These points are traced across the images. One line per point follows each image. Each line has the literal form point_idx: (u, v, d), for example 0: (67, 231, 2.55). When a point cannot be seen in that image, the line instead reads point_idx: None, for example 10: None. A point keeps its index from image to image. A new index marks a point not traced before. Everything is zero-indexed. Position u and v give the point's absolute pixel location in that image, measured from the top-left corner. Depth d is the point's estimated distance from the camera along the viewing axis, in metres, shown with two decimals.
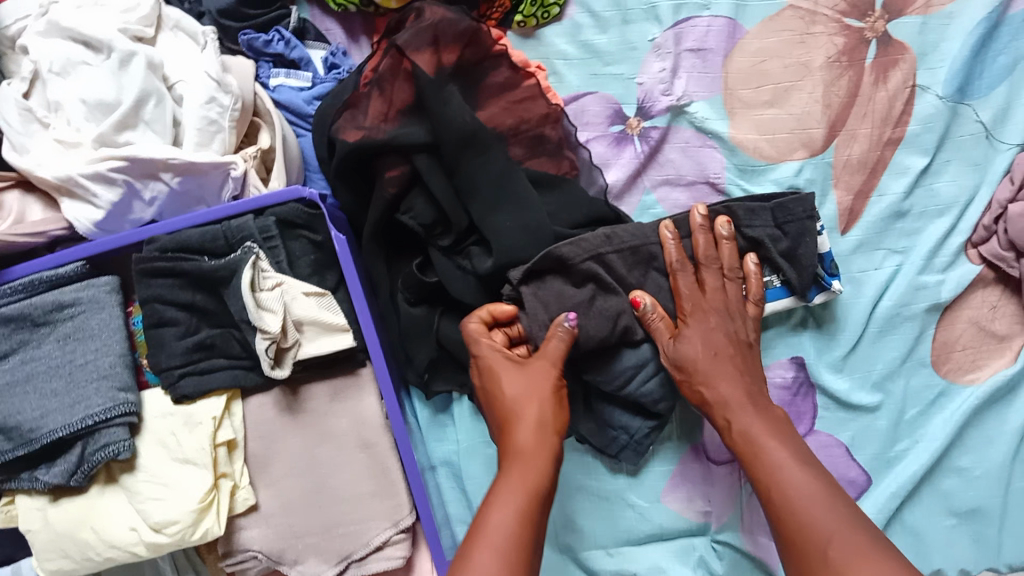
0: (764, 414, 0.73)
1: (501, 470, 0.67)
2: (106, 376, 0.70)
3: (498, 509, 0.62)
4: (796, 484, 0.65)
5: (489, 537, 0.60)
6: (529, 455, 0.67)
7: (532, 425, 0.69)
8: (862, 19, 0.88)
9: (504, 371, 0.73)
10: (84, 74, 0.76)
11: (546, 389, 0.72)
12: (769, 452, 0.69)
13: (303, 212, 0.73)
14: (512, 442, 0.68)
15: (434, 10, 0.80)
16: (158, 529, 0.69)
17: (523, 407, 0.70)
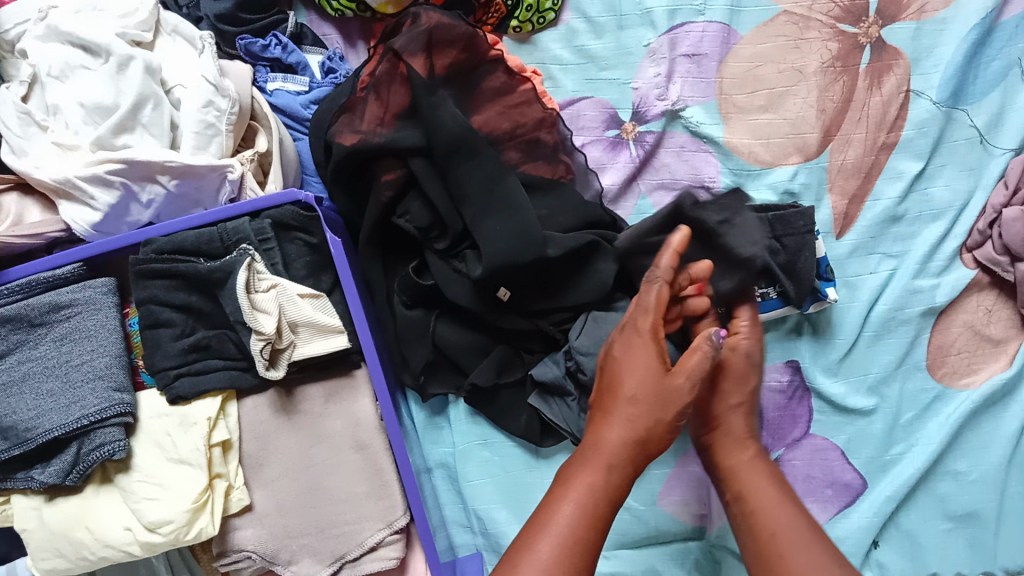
0: (754, 461, 0.70)
1: (578, 461, 0.62)
2: (101, 377, 0.71)
3: (565, 505, 0.59)
4: (776, 516, 0.63)
5: (556, 526, 0.57)
6: (613, 455, 0.62)
7: (634, 429, 0.63)
8: (856, 24, 0.88)
9: (639, 360, 0.64)
10: (83, 78, 0.77)
11: (667, 398, 0.63)
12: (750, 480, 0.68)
13: (299, 214, 0.74)
14: (605, 439, 0.62)
15: (431, 16, 0.81)
16: (153, 529, 0.69)
17: (633, 409, 0.63)
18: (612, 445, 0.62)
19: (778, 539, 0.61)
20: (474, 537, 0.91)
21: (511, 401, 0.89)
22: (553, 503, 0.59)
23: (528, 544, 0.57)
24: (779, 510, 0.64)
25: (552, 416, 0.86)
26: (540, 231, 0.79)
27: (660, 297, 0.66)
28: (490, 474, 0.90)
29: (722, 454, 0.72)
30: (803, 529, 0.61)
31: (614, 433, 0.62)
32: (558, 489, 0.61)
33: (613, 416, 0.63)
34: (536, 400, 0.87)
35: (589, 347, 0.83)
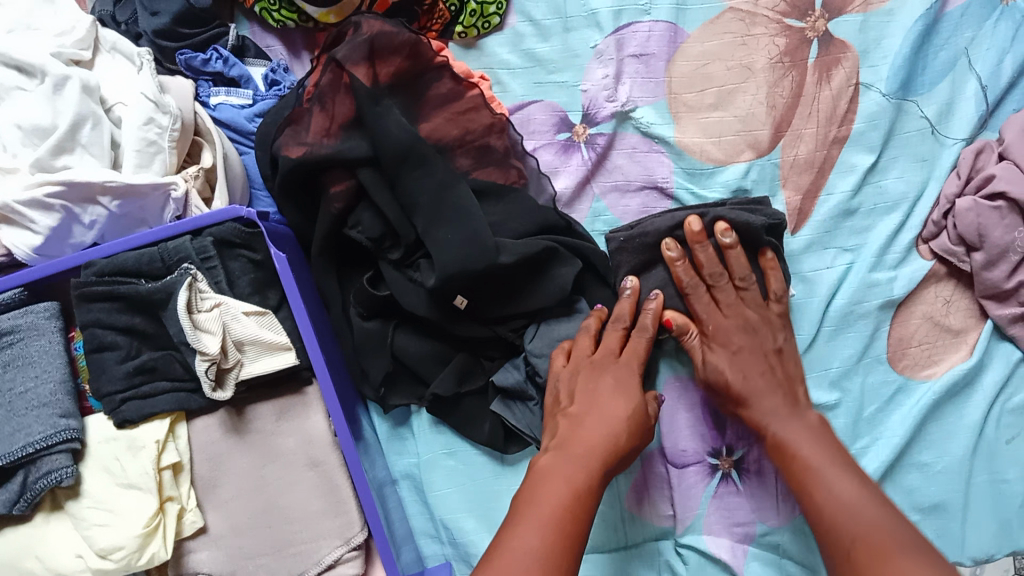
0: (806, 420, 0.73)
1: (556, 456, 0.68)
2: (46, 404, 0.69)
3: (552, 493, 0.63)
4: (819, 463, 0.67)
5: (544, 503, 0.61)
6: (595, 451, 0.67)
7: (612, 438, 0.69)
8: (802, 19, 0.88)
9: (621, 383, 0.75)
10: (19, 99, 0.76)
11: (636, 420, 0.72)
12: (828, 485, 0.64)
13: (240, 231, 0.72)
14: (583, 440, 0.69)
15: (372, 24, 0.80)
16: (104, 555, 0.68)
17: (608, 418, 0.71)
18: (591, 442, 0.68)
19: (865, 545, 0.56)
20: (442, 548, 0.89)
21: (473, 409, 0.88)
22: (541, 494, 0.63)
23: (518, 517, 0.61)
24: (863, 518, 0.59)
25: (514, 421, 0.86)
26: (491, 238, 0.78)
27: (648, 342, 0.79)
28: (456, 483, 0.89)
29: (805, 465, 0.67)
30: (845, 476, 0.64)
31: (592, 436, 0.69)
32: (541, 478, 0.65)
33: (589, 423, 0.71)
34: (498, 407, 0.87)
35: (543, 349, 0.84)
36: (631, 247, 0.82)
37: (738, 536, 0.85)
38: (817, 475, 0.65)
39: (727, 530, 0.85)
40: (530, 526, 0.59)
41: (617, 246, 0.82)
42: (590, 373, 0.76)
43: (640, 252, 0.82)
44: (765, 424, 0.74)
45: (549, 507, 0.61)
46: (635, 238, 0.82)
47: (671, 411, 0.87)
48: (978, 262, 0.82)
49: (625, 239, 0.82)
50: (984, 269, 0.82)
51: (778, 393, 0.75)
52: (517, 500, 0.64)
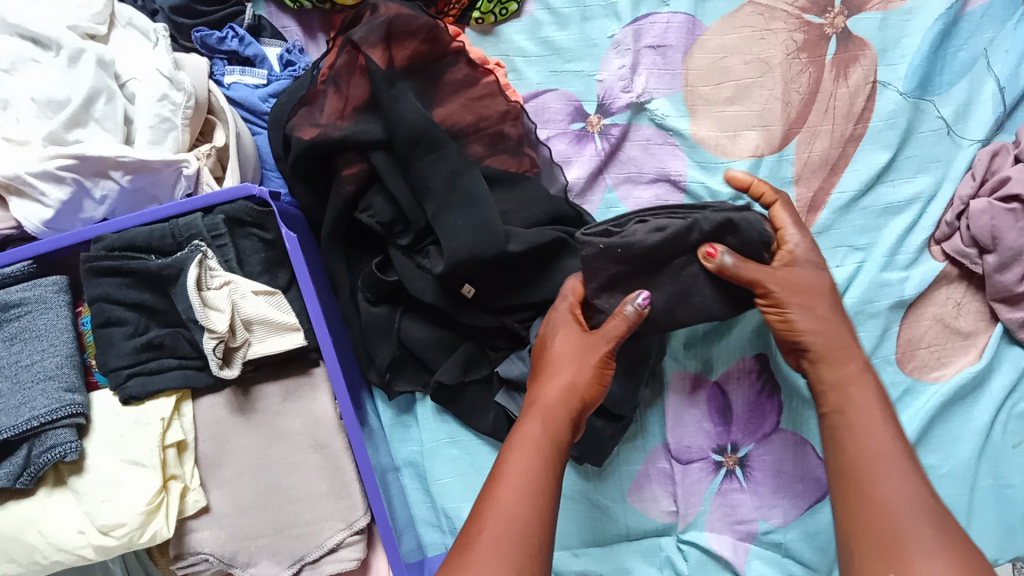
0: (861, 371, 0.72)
1: (526, 417, 0.70)
2: (52, 377, 0.69)
3: (511, 469, 0.65)
4: (875, 435, 0.67)
5: (504, 482, 0.64)
6: (548, 407, 0.70)
7: (562, 385, 0.71)
8: (821, 15, 0.87)
9: (564, 325, 0.74)
10: (33, 72, 0.76)
11: (584, 351, 0.72)
12: (878, 449, 0.66)
13: (253, 210, 0.73)
14: (542, 398, 0.71)
15: (390, 8, 0.79)
16: (105, 531, 0.68)
17: (559, 367, 0.72)
18: (552, 401, 0.70)
19: (908, 526, 0.61)
20: (443, 537, 0.89)
21: (477, 399, 0.88)
22: (509, 460, 0.66)
23: (488, 496, 0.64)
24: (908, 494, 0.63)
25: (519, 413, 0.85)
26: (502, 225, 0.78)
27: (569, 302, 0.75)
28: (459, 472, 0.89)
29: (855, 422, 0.69)
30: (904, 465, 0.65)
31: (553, 392, 0.70)
32: (512, 440, 0.68)
33: (549, 376, 0.72)
34: (503, 397, 0.86)
35: None
36: (610, 256, 0.71)
37: (740, 534, 0.84)
38: (875, 456, 0.66)
39: (730, 527, 0.84)
40: (505, 507, 0.62)
41: (595, 254, 0.71)
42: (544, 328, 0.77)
43: (621, 263, 0.71)
44: (832, 375, 0.72)
45: (510, 490, 0.63)
46: (617, 247, 0.70)
47: (676, 406, 0.86)
48: (990, 265, 0.82)
49: (606, 247, 0.70)
50: (996, 272, 0.82)
51: (854, 350, 0.73)
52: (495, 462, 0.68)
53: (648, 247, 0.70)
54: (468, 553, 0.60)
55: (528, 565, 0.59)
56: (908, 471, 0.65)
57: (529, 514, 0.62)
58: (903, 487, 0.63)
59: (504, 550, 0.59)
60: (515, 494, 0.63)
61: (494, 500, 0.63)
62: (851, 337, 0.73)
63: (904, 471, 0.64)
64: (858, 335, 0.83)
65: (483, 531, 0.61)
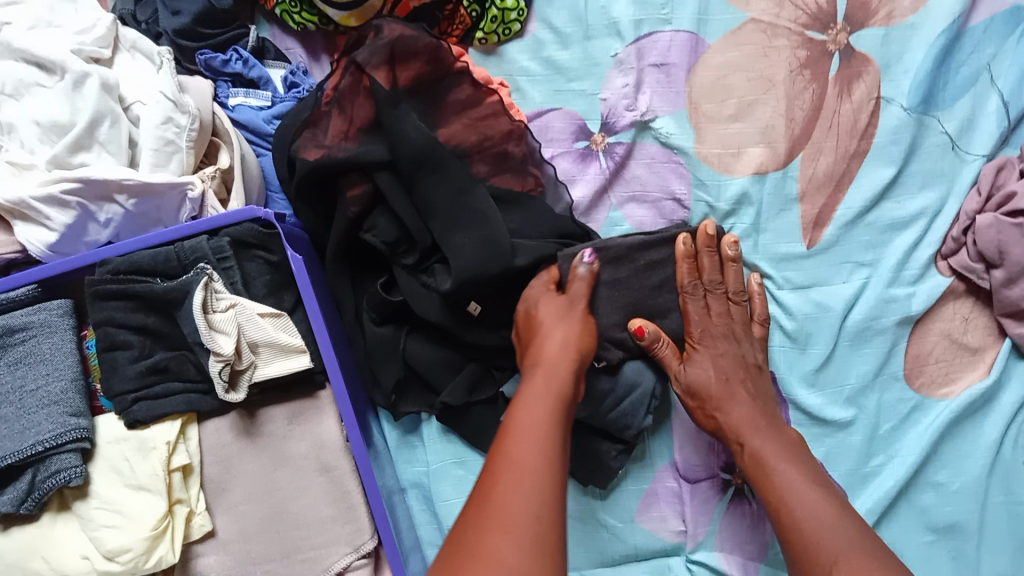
0: (756, 412, 0.76)
1: (529, 377, 0.71)
2: (57, 402, 0.69)
3: (524, 417, 0.64)
4: (775, 463, 0.70)
5: (515, 431, 0.63)
6: (552, 365, 0.71)
7: (558, 343, 0.73)
8: (824, 31, 0.88)
9: (537, 297, 0.79)
10: (39, 96, 0.75)
11: (565, 314, 0.77)
12: (781, 475, 0.69)
13: (257, 231, 0.72)
14: (543, 358, 0.72)
15: (394, 28, 0.80)
16: (110, 557, 0.67)
17: (552, 327, 0.75)
18: (552, 356, 0.72)
19: (811, 530, 0.63)
20: None
21: (485, 421, 0.87)
22: (520, 412, 0.65)
23: (498, 448, 0.62)
24: (818, 511, 0.64)
25: None
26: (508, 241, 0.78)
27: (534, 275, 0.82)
28: (465, 493, 0.88)
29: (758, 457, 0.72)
30: (807, 488, 0.67)
31: (552, 348, 0.73)
32: (519, 396, 0.68)
33: (543, 337, 0.74)
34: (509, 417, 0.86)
35: None
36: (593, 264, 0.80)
37: (750, 554, 0.83)
38: (791, 493, 0.67)
39: (739, 547, 0.84)
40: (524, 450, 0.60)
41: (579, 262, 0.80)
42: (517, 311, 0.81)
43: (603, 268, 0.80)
44: (743, 433, 0.74)
45: (523, 436, 0.62)
46: (600, 253, 0.80)
47: (683, 426, 0.86)
48: (997, 280, 0.82)
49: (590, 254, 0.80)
50: (1003, 287, 0.81)
51: (751, 400, 0.77)
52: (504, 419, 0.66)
53: (626, 249, 0.80)
54: (488, 496, 0.57)
55: (551, 500, 0.57)
56: (817, 490, 0.67)
57: (547, 459, 0.60)
58: (810, 494, 0.66)
59: (529, 492, 0.56)
60: (529, 440, 0.61)
61: (505, 450, 0.61)
62: (750, 389, 0.78)
63: (804, 484, 0.67)
64: (855, 351, 0.84)
65: (500, 480, 0.58)
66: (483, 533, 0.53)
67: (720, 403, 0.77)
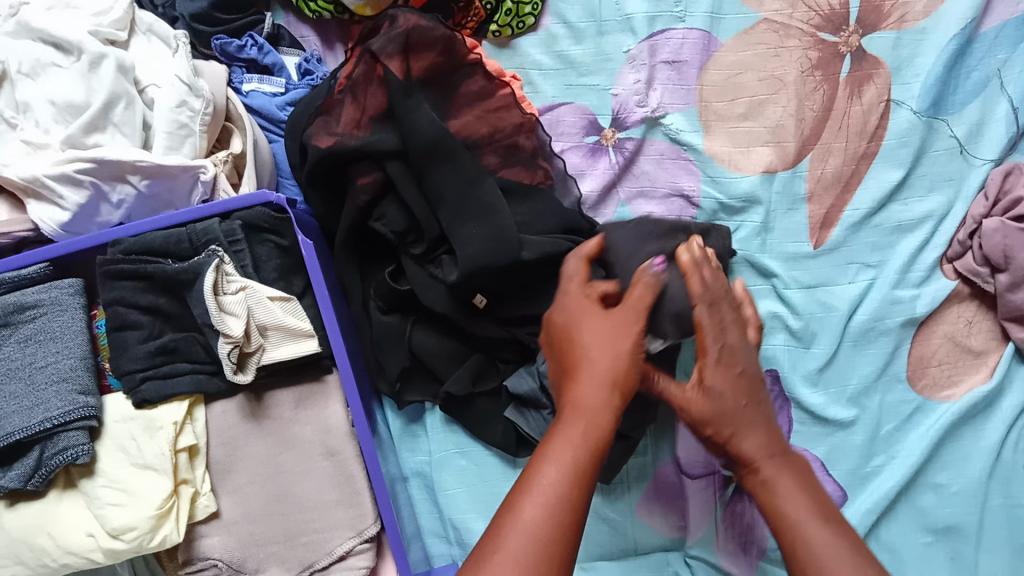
0: (781, 455, 0.57)
1: (559, 424, 0.55)
2: (67, 379, 0.69)
3: (545, 475, 0.52)
4: (813, 533, 0.52)
5: (532, 493, 0.51)
6: (591, 412, 0.55)
7: (602, 376, 0.56)
8: (835, 33, 0.88)
9: (584, 310, 0.61)
10: (54, 76, 0.76)
11: (619, 338, 0.58)
12: (795, 505, 0.54)
13: (269, 216, 0.73)
14: (581, 397, 0.56)
15: (409, 18, 0.80)
16: (115, 535, 0.68)
17: (597, 355, 0.57)
18: (591, 399, 0.55)
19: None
20: (450, 548, 0.89)
21: (486, 412, 0.88)
22: (535, 472, 0.52)
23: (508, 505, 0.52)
24: None
25: (528, 429, 0.85)
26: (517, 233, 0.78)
27: (580, 261, 0.68)
28: (467, 484, 0.89)
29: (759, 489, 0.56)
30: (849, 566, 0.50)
31: (589, 395, 0.56)
32: (542, 447, 0.54)
33: (583, 375, 0.57)
34: (512, 412, 0.86)
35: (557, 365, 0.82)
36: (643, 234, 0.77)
37: (750, 551, 0.83)
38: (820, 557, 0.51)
39: (739, 543, 0.83)
40: (537, 514, 0.50)
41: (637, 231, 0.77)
42: (553, 317, 0.64)
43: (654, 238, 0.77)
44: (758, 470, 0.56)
45: (539, 495, 0.51)
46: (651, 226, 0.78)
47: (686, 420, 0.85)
48: (1002, 284, 0.82)
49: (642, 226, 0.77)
50: (1008, 291, 0.82)
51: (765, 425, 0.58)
52: (520, 477, 0.53)
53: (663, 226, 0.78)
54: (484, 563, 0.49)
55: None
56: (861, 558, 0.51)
57: (563, 517, 0.50)
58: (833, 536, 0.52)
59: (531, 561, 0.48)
60: (545, 504, 0.50)
61: (514, 509, 0.51)
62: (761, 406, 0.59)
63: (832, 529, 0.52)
64: (857, 352, 0.85)
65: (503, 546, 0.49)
66: None
67: (737, 432, 0.57)
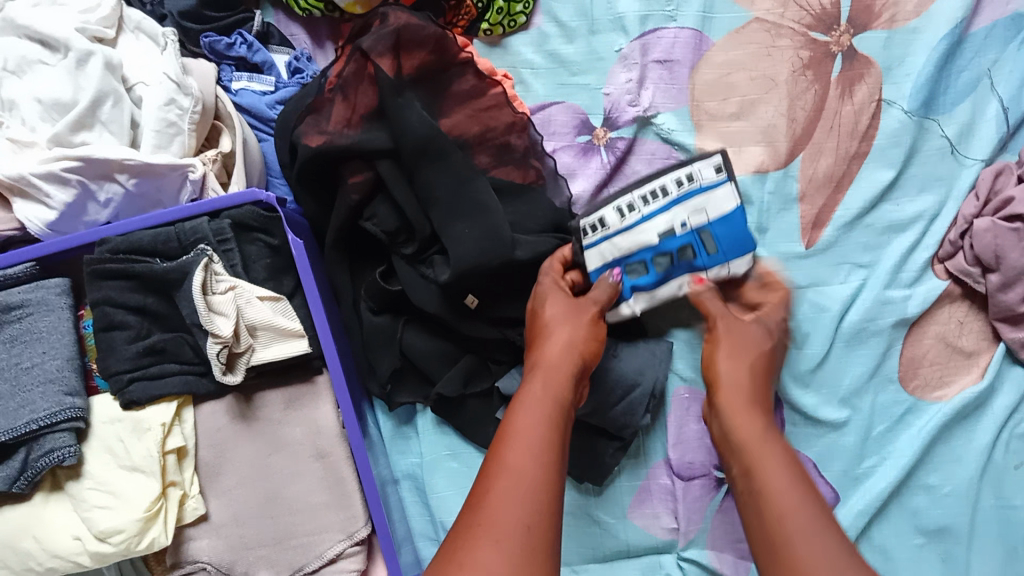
0: (777, 442, 0.60)
1: (527, 378, 0.66)
2: (53, 380, 0.68)
3: (525, 423, 0.59)
4: (786, 498, 0.54)
5: (515, 440, 0.58)
6: (558, 365, 0.66)
7: (565, 344, 0.69)
8: (826, 33, 0.88)
9: (554, 294, 0.74)
10: (40, 74, 0.75)
11: (574, 312, 0.72)
12: (749, 436, 0.61)
13: (259, 215, 0.72)
14: (548, 357, 0.67)
15: (399, 16, 0.80)
16: (102, 538, 0.67)
17: (558, 325, 0.70)
18: (555, 358, 0.67)
19: (784, 515, 0.53)
20: None
21: (478, 412, 0.87)
22: (516, 417, 0.60)
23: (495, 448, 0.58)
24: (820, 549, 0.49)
25: None
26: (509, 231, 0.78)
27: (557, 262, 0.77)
28: (458, 486, 0.88)
29: (734, 428, 0.62)
30: (817, 525, 0.51)
31: (554, 349, 0.68)
32: (517, 400, 0.62)
33: (547, 337, 0.70)
34: (504, 413, 0.86)
35: None
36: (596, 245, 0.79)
37: (742, 552, 0.83)
38: (790, 534, 0.51)
39: (731, 544, 0.84)
40: (517, 462, 0.55)
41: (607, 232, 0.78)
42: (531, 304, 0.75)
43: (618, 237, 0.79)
44: (730, 436, 0.63)
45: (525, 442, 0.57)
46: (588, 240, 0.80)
47: (679, 420, 0.86)
48: (993, 285, 0.82)
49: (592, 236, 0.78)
50: (999, 291, 0.82)
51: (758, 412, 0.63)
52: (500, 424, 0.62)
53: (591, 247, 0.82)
54: (479, 504, 0.53)
55: (546, 515, 0.52)
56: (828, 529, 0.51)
57: (539, 469, 0.55)
58: (782, 472, 0.56)
59: (518, 504, 0.52)
60: (525, 451, 0.56)
61: (502, 457, 0.56)
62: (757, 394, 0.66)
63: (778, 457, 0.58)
64: (849, 352, 0.85)
65: (491, 488, 0.54)
66: (472, 540, 0.50)
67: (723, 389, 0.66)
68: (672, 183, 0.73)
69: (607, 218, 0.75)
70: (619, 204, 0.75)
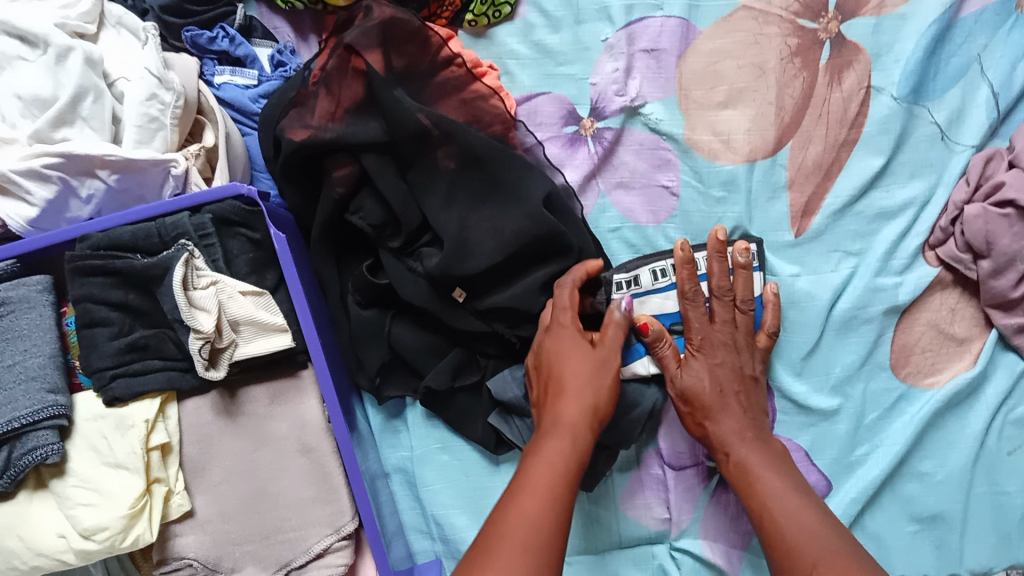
0: (770, 455, 0.72)
1: (543, 434, 0.67)
2: (34, 377, 0.68)
3: (538, 481, 0.61)
4: (782, 502, 0.66)
5: (527, 494, 0.60)
6: (573, 425, 0.67)
7: (584, 400, 0.69)
8: (815, 20, 0.87)
9: (568, 338, 0.73)
10: (21, 70, 0.74)
11: (593, 365, 0.72)
12: (766, 483, 0.69)
13: (240, 209, 0.72)
14: (565, 412, 0.68)
15: (383, 10, 0.79)
16: (87, 536, 0.67)
17: (575, 377, 0.70)
18: (573, 415, 0.68)
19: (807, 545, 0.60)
20: (433, 544, 0.88)
21: (468, 407, 0.87)
22: (531, 473, 0.63)
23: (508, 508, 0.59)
24: (804, 519, 0.63)
25: (511, 435, 0.84)
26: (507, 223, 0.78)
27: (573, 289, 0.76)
28: (449, 479, 0.88)
29: (724, 440, 0.74)
30: (811, 520, 0.63)
31: (573, 409, 0.69)
32: (531, 456, 0.65)
33: (565, 392, 0.70)
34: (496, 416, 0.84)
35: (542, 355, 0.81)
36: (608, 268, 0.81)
37: (734, 542, 0.83)
38: (787, 527, 0.63)
39: (724, 534, 0.83)
40: (528, 510, 0.58)
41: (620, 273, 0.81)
42: (545, 344, 0.75)
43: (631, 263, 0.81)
44: (729, 445, 0.74)
45: (537, 498, 0.59)
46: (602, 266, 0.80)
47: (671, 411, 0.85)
48: (984, 271, 0.81)
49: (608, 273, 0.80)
50: (991, 277, 0.81)
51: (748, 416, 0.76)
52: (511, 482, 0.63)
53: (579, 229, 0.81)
54: (491, 547, 0.55)
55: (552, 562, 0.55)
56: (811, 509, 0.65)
57: (549, 518, 0.58)
58: (794, 503, 0.66)
59: (532, 553, 0.55)
60: (537, 502, 0.59)
61: (515, 506, 0.59)
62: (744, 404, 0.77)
63: (786, 492, 0.67)
64: (840, 340, 0.84)
65: (505, 535, 0.56)
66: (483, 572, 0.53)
67: (710, 414, 0.75)
68: (648, 275, 0.81)
69: (641, 278, 0.81)
70: (655, 267, 0.81)
